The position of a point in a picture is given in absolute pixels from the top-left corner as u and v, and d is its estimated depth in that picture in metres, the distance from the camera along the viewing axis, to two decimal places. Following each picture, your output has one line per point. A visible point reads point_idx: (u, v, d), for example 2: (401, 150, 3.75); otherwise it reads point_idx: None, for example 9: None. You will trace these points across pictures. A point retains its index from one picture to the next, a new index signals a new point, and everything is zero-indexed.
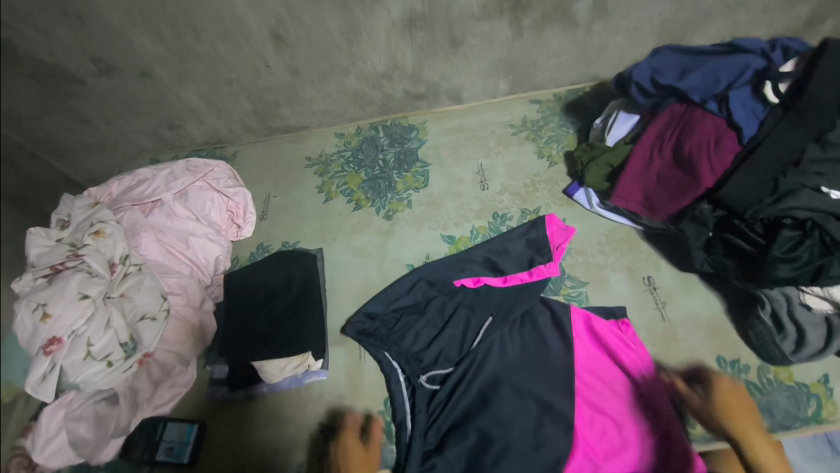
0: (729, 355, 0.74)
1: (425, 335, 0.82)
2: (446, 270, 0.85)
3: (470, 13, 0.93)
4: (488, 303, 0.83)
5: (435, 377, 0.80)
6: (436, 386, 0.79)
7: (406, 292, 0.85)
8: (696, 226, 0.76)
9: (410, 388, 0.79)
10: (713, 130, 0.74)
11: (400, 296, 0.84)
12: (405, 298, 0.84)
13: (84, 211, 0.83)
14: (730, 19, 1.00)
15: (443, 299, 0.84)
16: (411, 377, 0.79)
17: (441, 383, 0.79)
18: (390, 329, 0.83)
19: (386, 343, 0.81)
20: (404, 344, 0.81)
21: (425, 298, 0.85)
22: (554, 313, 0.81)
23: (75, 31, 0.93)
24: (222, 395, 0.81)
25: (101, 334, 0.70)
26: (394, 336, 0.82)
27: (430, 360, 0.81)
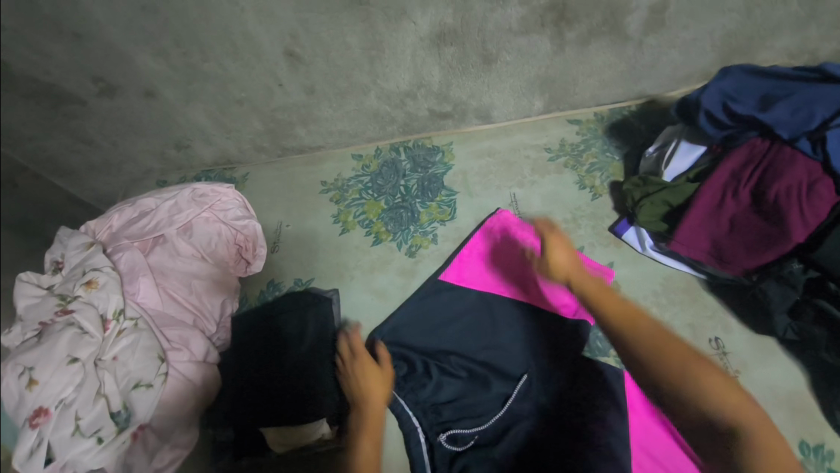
0: (812, 440, 0.63)
1: (448, 387, 0.74)
2: (466, 306, 0.79)
3: (507, 27, 0.82)
4: (522, 361, 0.74)
5: (457, 436, 0.71)
6: (458, 448, 0.70)
7: (434, 332, 0.78)
8: (782, 288, 0.64)
9: (429, 445, 0.71)
10: (806, 174, 0.63)
11: (426, 339, 0.77)
12: (429, 338, 0.77)
13: (78, 253, 0.75)
14: (802, 33, 0.87)
15: (468, 346, 0.76)
16: (429, 433, 0.71)
17: (463, 445, 0.71)
18: (415, 377, 0.75)
19: (407, 388, 0.74)
20: (424, 393, 0.73)
21: (445, 340, 0.77)
22: (604, 381, 0.69)
23: (72, 49, 0.85)
24: (225, 462, 0.72)
25: (91, 405, 0.62)
26: (412, 385, 0.74)
27: (450, 415, 0.73)
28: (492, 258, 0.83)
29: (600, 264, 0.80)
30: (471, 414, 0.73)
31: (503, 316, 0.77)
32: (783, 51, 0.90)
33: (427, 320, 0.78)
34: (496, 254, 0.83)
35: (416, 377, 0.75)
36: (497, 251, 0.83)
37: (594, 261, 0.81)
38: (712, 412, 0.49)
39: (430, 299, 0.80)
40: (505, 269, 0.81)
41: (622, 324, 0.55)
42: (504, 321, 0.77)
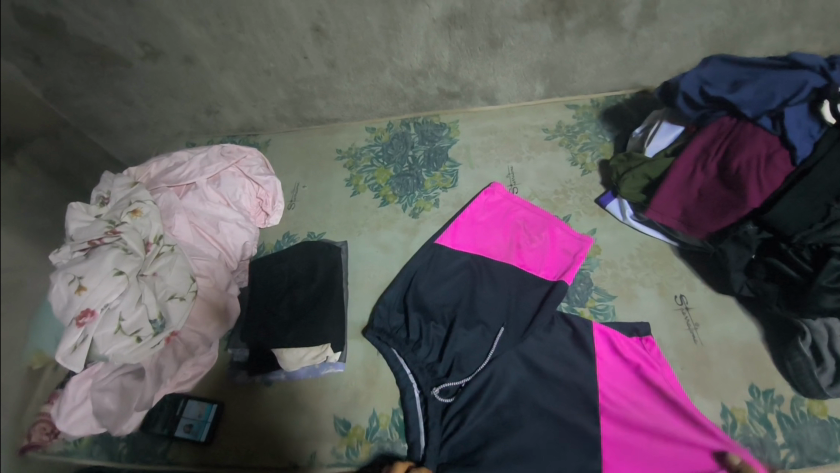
0: (763, 385, 0.70)
1: (436, 332, 0.81)
2: (457, 266, 0.87)
3: (511, 14, 0.91)
4: (504, 312, 0.81)
5: (449, 389, 0.77)
6: (449, 399, 0.76)
7: (432, 286, 0.85)
8: (739, 248, 0.71)
9: (423, 398, 0.77)
10: (765, 147, 0.71)
11: (423, 286, 0.85)
12: (424, 285, 0.85)
13: (123, 190, 0.86)
14: (784, 33, 0.95)
15: (461, 296, 0.84)
16: (424, 387, 0.78)
17: (454, 396, 0.77)
18: (411, 345, 0.81)
19: (405, 349, 0.81)
20: (419, 351, 0.80)
21: (438, 305, 0.83)
22: (575, 331, 0.77)
23: (124, 14, 0.96)
24: (241, 379, 0.82)
25: (132, 310, 0.73)
26: (411, 346, 0.81)
27: (443, 372, 0.79)
28: (481, 226, 0.92)
29: (580, 233, 0.89)
30: (461, 367, 0.78)
31: (490, 274, 0.85)
32: (767, 49, 0.98)
33: (425, 284, 0.85)
34: (484, 224, 0.92)
35: (412, 337, 0.81)
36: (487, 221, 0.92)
37: (575, 230, 0.90)
38: None
39: (425, 272, 0.86)
40: (491, 236, 0.90)
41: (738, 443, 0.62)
42: (492, 275, 0.85)
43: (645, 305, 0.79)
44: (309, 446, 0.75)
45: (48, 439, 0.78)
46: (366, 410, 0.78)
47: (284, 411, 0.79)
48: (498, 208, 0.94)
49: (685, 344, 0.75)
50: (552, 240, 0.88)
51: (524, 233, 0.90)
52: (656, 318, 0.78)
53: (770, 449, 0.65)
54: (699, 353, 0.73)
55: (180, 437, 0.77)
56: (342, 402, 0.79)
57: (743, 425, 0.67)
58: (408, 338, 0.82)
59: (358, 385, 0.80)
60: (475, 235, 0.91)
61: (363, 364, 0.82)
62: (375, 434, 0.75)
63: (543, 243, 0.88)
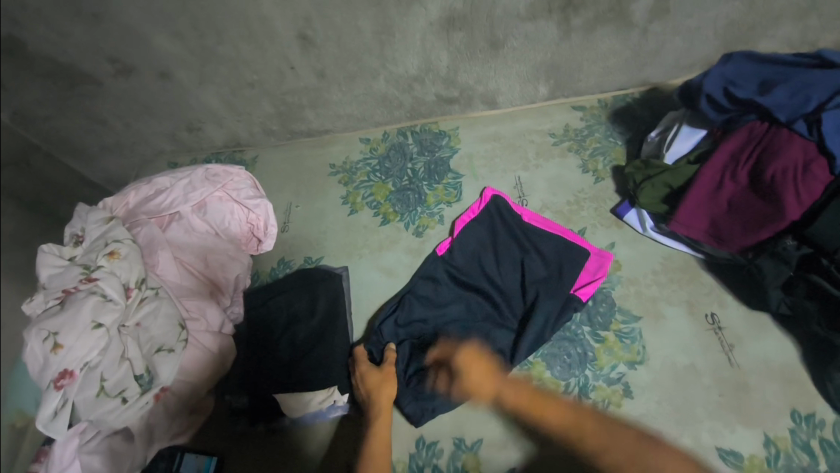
0: (804, 409, 0.64)
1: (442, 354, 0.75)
2: (467, 285, 0.81)
3: (515, 13, 0.84)
4: (526, 339, 0.73)
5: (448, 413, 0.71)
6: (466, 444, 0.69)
7: (441, 306, 0.80)
8: (776, 263, 0.66)
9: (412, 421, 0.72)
10: (802, 154, 0.65)
11: (433, 307, 0.80)
12: (431, 307, 0.80)
13: (98, 227, 0.78)
14: (803, 23, 0.89)
15: (469, 317, 0.79)
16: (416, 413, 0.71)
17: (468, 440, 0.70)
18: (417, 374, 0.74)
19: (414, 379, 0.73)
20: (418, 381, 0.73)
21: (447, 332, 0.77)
22: (583, 355, 0.73)
23: (89, 28, 0.87)
24: (243, 427, 0.76)
25: (116, 368, 0.65)
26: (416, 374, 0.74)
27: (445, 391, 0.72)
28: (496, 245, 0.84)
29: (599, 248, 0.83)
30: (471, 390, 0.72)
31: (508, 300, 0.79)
32: (784, 40, 0.91)
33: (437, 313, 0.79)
34: (499, 241, 0.84)
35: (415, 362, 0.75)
36: (502, 238, 0.84)
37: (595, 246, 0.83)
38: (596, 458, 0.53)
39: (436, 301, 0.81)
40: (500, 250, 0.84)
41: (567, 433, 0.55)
42: (510, 300, 0.79)
43: (674, 327, 0.72)
44: None
45: None
46: None
47: (289, 462, 0.73)
48: (513, 220, 0.85)
49: (721, 367, 0.68)
50: (574, 255, 0.80)
51: (542, 251, 0.81)
52: (687, 339, 0.71)
53: None
54: (736, 378, 0.67)
55: None
56: (351, 448, 0.72)
57: (787, 453, 0.62)
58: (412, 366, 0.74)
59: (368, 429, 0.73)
60: (492, 253, 0.83)
61: None
62: None
63: (564, 259, 0.80)
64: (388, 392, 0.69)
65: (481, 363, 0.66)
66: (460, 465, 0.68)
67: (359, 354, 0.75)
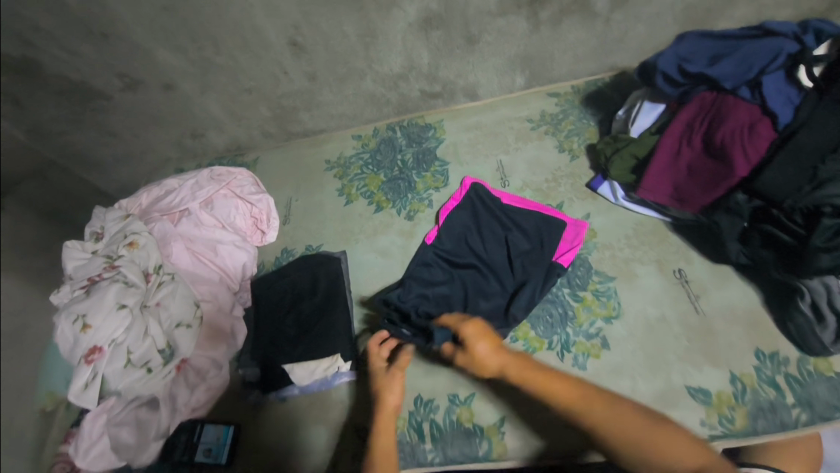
0: (767, 348, 0.70)
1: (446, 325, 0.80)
2: (459, 262, 0.87)
3: (486, 10, 0.91)
4: (520, 307, 0.78)
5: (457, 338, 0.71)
6: (459, 400, 0.75)
7: (438, 283, 0.85)
8: (730, 217, 0.73)
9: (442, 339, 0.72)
10: (748, 116, 0.71)
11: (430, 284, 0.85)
12: (428, 284, 0.85)
13: (117, 223, 0.87)
14: (755, 2, 0.95)
15: (465, 291, 0.84)
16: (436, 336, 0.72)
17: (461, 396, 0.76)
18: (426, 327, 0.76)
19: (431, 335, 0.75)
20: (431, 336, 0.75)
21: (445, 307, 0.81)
22: (564, 313, 0.79)
23: (99, 47, 0.95)
24: (256, 398, 0.82)
25: (140, 343, 0.73)
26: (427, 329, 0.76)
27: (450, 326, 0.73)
28: (481, 226, 0.90)
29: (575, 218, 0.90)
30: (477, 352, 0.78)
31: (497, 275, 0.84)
32: (740, 20, 0.98)
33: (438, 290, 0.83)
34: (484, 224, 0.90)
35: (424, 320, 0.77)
36: (484, 220, 0.90)
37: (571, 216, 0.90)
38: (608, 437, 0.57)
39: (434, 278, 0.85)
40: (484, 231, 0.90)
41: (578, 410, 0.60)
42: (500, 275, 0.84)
43: (646, 283, 0.79)
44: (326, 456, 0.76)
45: None
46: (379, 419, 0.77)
47: (299, 426, 0.79)
48: (494, 204, 0.91)
49: (688, 315, 0.75)
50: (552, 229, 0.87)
51: (524, 227, 0.88)
52: (658, 294, 0.78)
53: (782, 409, 0.65)
54: (702, 324, 0.73)
55: (200, 462, 0.77)
56: (356, 409, 0.79)
57: (753, 389, 0.67)
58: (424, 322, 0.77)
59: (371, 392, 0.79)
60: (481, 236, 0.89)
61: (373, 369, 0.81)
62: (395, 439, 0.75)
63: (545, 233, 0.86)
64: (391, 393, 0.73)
65: (491, 339, 0.68)
66: (455, 419, 0.74)
67: (372, 347, 0.79)
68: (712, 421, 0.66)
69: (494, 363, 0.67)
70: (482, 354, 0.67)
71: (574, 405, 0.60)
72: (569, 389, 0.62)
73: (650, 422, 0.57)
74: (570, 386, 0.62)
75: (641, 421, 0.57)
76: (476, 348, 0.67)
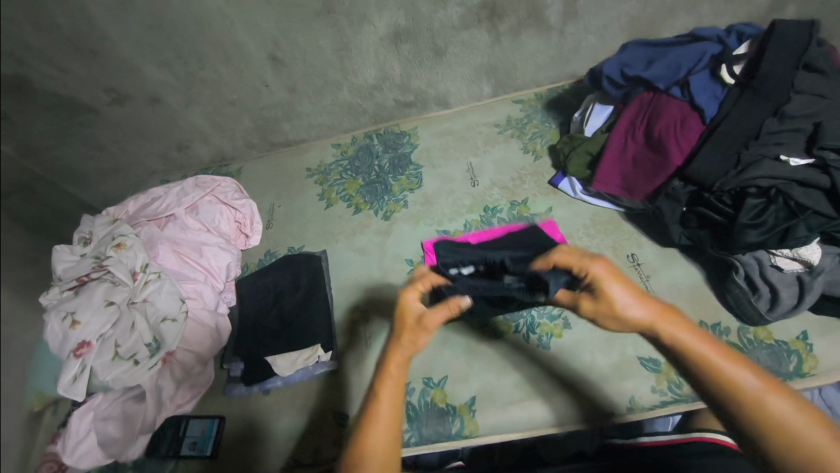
0: (711, 320, 0.77)
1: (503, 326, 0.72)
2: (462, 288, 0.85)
3: (450, 25, 1.00)
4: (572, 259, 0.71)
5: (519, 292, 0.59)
6: (434, 383, 0.80)
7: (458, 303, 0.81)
8: (670, 203, 0.81)
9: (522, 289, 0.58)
10: (679, 112, 0.80)
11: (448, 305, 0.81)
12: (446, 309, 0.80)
13: (105, 228, 0.92)
14: (694, 12, 1.05)
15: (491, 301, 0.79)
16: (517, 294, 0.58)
17: (436, 378, 0.80)
18: (494, 272, 0.63)
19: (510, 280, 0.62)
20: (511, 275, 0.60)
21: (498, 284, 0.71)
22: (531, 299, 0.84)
23: (89, 64, 1.01)
24: (241, 391, 0.85)
25: (128, 336, 0.79)
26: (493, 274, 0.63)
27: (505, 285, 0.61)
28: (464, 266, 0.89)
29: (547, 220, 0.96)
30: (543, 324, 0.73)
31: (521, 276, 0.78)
32: (682, 29, 1.08)
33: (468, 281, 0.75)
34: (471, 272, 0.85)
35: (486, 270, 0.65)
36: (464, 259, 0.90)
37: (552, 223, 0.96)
38: (765, 432, 0.44)
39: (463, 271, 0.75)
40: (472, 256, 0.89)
41: (734, 392, 0.45)
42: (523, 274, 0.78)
43: None
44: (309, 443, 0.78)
45: None
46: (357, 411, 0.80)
47: (281, 416, 0.82)
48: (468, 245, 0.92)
49: None
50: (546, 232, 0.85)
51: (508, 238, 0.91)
52: None
53: None
54: None
55: (186, 455, 0.80)
56: (337, 396, 0.82)
57: None
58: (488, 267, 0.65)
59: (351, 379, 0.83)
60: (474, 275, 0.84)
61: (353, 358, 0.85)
62: None
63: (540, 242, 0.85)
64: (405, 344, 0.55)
65: (637, 286, 0.48)
66: (430, 400, 0.79)
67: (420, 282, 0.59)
68: (661, 387, 0.72)
69: (641, 318, 0.48)
70: (623, 303, 0.48)
71: (745, 385, 0.45)
72: (739, 363, 0.46)
73: (825, 426, 0.43)
74: (740, 362, 0.45)
75: (810, 421, 0.43)
76: (612, 293, 0.48)
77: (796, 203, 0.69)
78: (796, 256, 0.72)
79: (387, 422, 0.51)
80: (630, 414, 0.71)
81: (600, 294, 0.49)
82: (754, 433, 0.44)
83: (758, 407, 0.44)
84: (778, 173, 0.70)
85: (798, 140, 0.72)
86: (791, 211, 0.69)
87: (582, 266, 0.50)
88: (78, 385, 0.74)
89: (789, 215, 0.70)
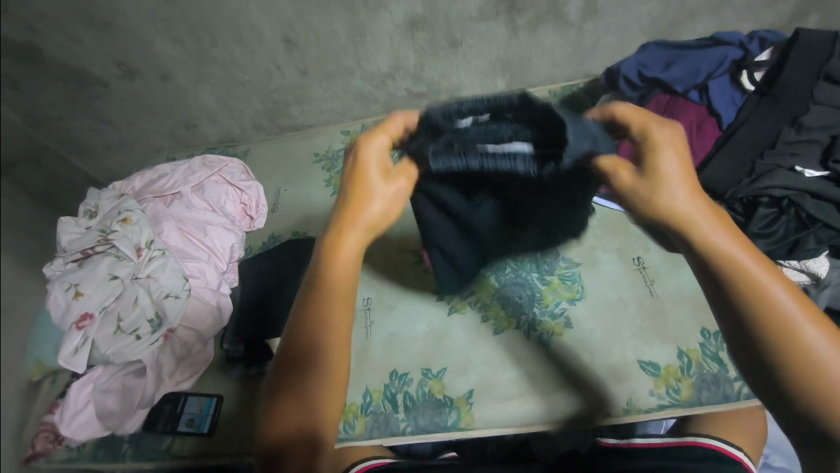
0: (713, 328, 0.76)
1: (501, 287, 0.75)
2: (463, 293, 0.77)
3: (468, 16, 0.98)
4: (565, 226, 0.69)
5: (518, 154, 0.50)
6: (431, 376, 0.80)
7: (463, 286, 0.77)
8: None
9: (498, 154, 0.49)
10: (697, 116, 0.80)
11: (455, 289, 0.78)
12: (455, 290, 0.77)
13: (111, 202, 0.92)
14: (715, 16, 1.03)
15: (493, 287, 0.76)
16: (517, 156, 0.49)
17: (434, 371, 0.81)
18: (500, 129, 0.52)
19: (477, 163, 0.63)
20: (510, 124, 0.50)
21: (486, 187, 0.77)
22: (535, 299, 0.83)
23: (100, 36, 1.00)
24: (238, 371, 0.85)
25: (131, 310, 0.80)
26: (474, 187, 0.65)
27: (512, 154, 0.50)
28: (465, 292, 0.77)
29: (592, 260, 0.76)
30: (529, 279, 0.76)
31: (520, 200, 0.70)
32: (701, 33, 1.06)
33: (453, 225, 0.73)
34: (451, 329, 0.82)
35: (504, 141, 0.49)
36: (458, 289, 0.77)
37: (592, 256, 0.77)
38: (779, 349, 0.37)
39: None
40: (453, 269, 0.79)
41: (758, 297, 0.37)
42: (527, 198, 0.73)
43: (608, 268, 0.85)
44: None
45: (52, 447, 0.81)
46: (353, 400, 0.80)
47: None
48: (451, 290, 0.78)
49: (644, 298, 0.81)
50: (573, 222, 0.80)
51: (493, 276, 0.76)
52: (618, 278, 0.84)
53: (725, 382, 0.72)
54: (655, 305, 0.80)
55: (183, 432, 0.80)
56: None
57: (697, 363, 0.74)
58: (493, 152, 0.49)
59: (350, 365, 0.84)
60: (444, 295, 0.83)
61: (354, 347, 0.86)
62: (369, 408, 0.79)
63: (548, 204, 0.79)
64: (376, 209, 0.47)
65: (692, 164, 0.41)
66: (427, 390, 0.79)
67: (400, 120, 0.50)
68: (659, 391, 0.72)
69: (685, 203, 0.39)
70: (674, 178, 0.40)
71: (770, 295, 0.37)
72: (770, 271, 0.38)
73: None
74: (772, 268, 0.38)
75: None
76: (666, 164, 0.40)
77: (807, 214, 0.69)
78: (804, 269, 0.71)
79: (334, 343, 0.44)
80: (627, 416, 0.71)
81: (650, 166, 0.41)
82: (775, 356, 0.37)
83: (779, 317, 0.37)
84: (791, 184, 0.70)
85: (812, 153, 0.72)
86: (801, 222, 0.70)
87: (648, 131, 0.42)
88: (79, 354, 0.75)
89: (800, 227, 0.70)
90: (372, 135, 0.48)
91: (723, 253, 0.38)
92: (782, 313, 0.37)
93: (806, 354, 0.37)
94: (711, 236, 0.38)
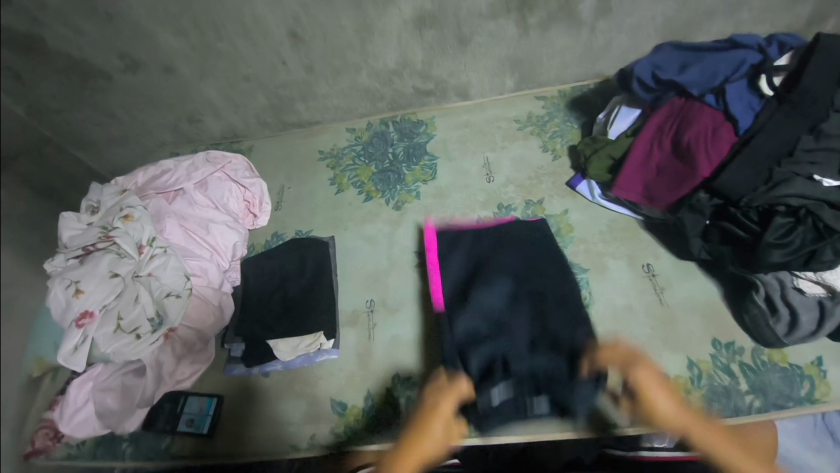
0: (724, 338, 0.75)
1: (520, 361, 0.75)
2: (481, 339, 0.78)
3: (477, 13, 0.96)
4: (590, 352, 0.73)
5: None
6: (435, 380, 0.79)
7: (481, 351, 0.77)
8: (693, 215, 0.78)
9: None
10: (711, 121, 0.77)
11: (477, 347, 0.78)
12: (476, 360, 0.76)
13: (113, 198, 0.91)
14: (732, 18, 1.00)
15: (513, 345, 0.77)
16: None
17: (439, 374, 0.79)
18: None
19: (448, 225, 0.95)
20: None
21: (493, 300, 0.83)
22: (543, 303, 0.81)
23: (104, 27, 0.99)
24: (240, 371, 0.85)
25: (131, 308, 0.78)
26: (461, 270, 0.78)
27: None
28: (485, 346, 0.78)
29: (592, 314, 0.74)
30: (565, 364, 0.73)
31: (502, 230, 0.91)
32: (717, 35, 1.04)
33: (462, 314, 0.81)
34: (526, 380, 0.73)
35: None
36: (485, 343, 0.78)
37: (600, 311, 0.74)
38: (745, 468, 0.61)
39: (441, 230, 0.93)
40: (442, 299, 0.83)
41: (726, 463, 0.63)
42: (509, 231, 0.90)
43: (617, 275, 0.84)
44: (307, 430, 0.78)
45: (52, 444, 0.82)
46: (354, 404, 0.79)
47: (278, 400, 0.82)
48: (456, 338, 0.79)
49: (653, 306, 0.80)
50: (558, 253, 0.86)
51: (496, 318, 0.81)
52: (627, 285, 0.83)
53: (736, 395, 0.71)
54: (665, 314, 0.79)
55: (183, 432, 0.79)
56: (337, 385, 0.82)
57: (708, 375, 0.72)
58: None
59: (352, 367, 0.83)
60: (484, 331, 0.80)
61: (355, 350, 0.85)
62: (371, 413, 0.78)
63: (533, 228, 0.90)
64: (436, 442, 0.68)
65: (669, 390, 0.68)
66: None
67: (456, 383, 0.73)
68: None
69: (668, 414, 0.67)
70: (666, 413, 0.67)
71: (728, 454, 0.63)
72: (698, 421, 0.66)
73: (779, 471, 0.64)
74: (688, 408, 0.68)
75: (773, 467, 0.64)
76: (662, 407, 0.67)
77: (824, 225, 0.67)
78: (819, 281, 0.70)
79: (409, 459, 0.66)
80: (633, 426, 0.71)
81: (647, 407, 0.68)
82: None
83: (738, 459, 0.62)
84: (807, 193, 0.68)
85: (831, 161, 0.70)
86: (819, 233, 0.68)
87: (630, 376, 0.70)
88: (80, 352, 0.74)
89: (817, 237, 0.68)
90: (442, 399, 0.72)
91: (689, 421, 0.66)
92: (733, 452, 0.63)
93: (753, 457, 0.63)
94: (664, 410, 0.67)
